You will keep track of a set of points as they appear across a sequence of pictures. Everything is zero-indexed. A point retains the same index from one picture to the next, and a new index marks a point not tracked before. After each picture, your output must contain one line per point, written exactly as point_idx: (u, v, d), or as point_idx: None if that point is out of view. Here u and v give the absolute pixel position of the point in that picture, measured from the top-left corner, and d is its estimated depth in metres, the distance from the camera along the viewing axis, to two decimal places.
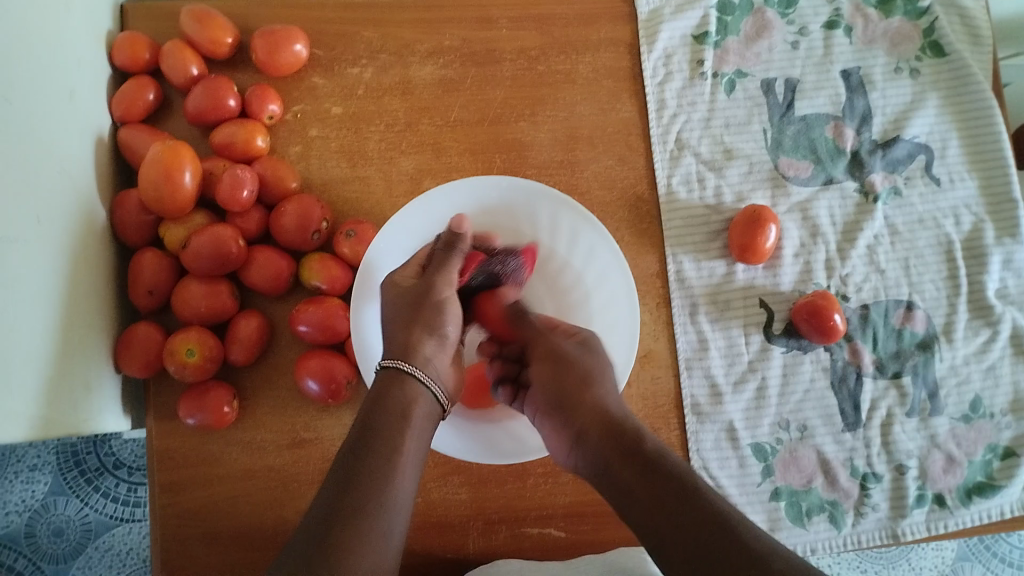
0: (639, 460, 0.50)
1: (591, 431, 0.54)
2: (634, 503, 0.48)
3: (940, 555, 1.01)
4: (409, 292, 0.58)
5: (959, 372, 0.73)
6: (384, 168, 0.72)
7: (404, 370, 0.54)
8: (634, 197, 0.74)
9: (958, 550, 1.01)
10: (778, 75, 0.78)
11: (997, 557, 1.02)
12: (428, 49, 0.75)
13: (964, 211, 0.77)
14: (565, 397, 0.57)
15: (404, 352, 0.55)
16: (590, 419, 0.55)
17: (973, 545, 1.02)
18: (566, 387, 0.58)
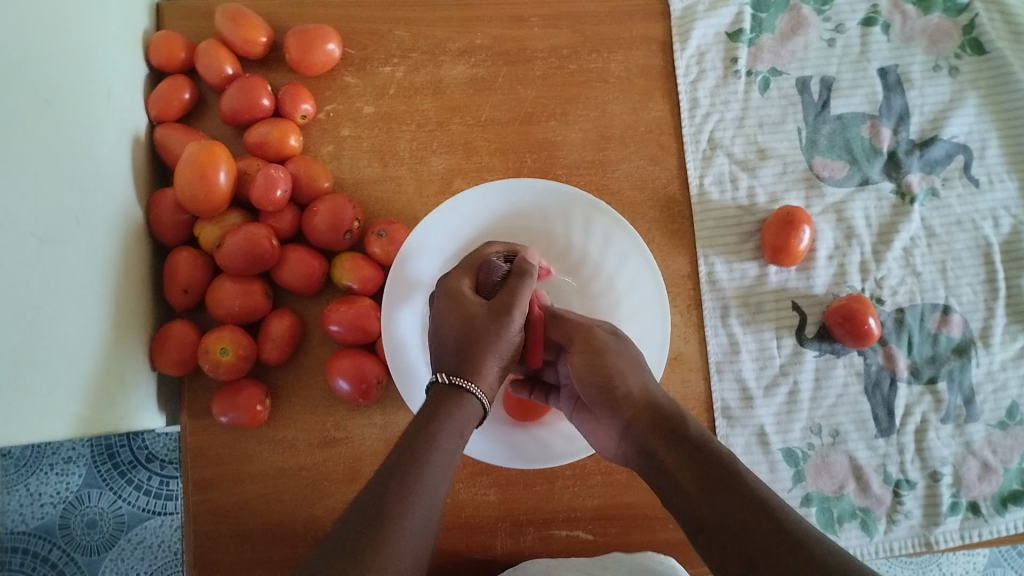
0: (683, 445, 0.50)
1: (637, 418, 0.54)
2: (682, 490, 0.48)
3: (971, 561, 1.00)
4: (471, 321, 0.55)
5: (996, 378, 0.72)
6: (416, 167, 0.72)
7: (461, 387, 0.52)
8: (665, 198, 0.73)
9: (989, 556, 1.01)
10: (814, 73, 0.77)
11: None
12: (459, 48, 0.75)
13: (1003, 213, 0.76)
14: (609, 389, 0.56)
15: (462, 368, 0.53)
16: (635, 410, 0.54)
17: (1006, 552, 1.01)
18: (610, 379, 0.57)
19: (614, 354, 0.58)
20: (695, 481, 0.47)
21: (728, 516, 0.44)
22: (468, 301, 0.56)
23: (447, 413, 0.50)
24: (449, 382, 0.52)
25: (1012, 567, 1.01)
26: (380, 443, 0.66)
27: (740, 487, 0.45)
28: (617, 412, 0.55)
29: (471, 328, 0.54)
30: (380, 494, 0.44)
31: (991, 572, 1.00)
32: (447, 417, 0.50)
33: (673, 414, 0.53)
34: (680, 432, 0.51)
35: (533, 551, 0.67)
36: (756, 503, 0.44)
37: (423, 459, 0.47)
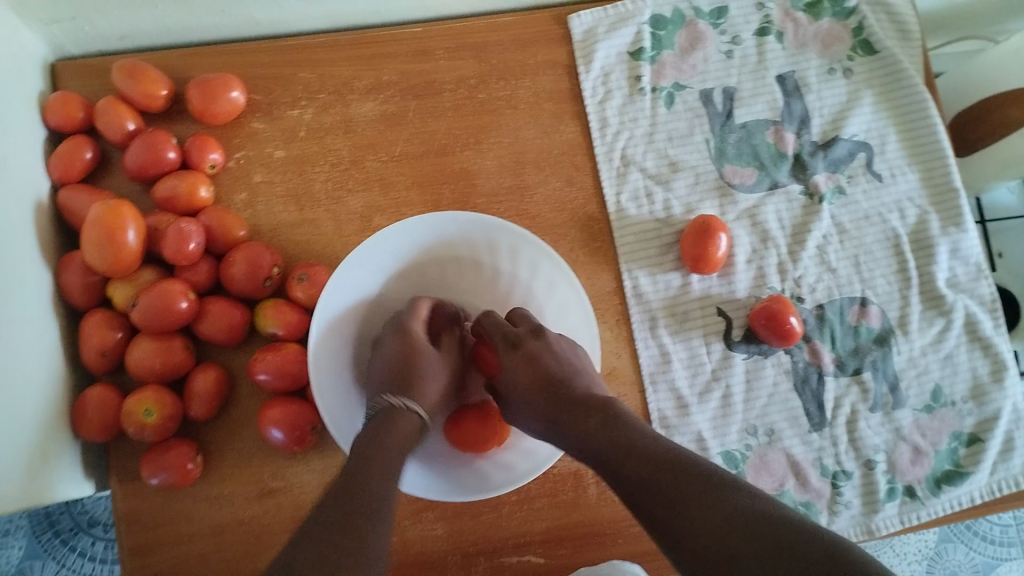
0: (623, 436, 0.51)
1: (588, 416, 0.55)
2: (623, 468, 0.49)
3: (922, 540, 1.03)
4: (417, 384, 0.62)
5: (918, 364, 0.74)
6: (333, 207, 0.71)
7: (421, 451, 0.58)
8: (584, 217, 0.74)
9: (938, 534, 1.04)
10: (715, 85, 0.79)
11: (978, 535, 1.04)
12: (367, 85, 0.75)
13: (908, 204, 0.79)
14: (556, 394, 0.58)
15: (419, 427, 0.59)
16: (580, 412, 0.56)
17: (955, 528, 1.04)
18: (553, 385, 0.59)
19: (547, 353, 0.61)
20: (648, 468, 0.48)
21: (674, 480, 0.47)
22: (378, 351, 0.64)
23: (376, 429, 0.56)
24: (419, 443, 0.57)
25: (964, 541, 1.04)
26: (320, 489, 0.65)
27: (680, 459, 0.48)
28: (567, 414, 0.56)
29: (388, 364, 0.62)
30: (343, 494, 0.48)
31: (942, 548, 1.03)
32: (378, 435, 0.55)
33: (617, 414, 0.54)
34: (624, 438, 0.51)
35: None
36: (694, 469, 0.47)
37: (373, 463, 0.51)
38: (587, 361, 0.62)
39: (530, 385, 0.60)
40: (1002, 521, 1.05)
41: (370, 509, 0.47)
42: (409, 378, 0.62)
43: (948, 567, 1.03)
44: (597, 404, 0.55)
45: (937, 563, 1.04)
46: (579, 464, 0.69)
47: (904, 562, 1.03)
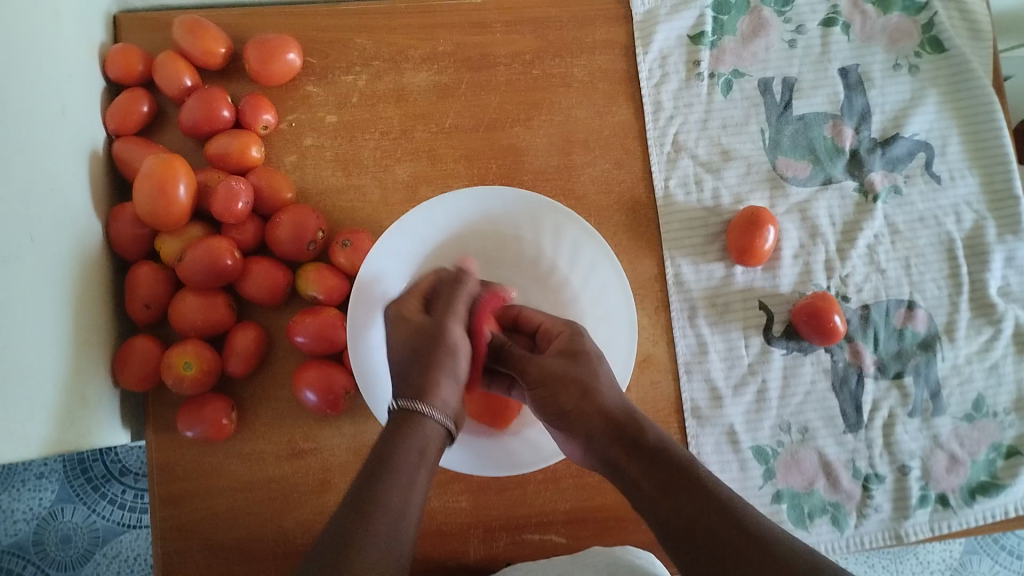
0: (644, 455, 0.51)
1: (599, 430, 0.54)
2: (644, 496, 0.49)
3: (948, 550, 1.02)
4: (417, 337, 0.58)
5: (962, 372, 0.73)
6: (380, 175, 0.71)
7: (422, 412, 0.53)
8: (631, 201, 0.73)
9: (965, 544, 1.02)
10: (776, 74, 0.77)
11: (1004, 549, 1.03)
12: (422, 55, 0.74)
13: (965, 209, 0.76)
14: (568, 408, 0.56)
15: (420, 393, 0.54)
16: (599, 425, 0.54)
17: (982, 540, 1.02)
18: (568, 400, 0.56)
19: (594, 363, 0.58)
20: (665, 497, 0.48)
21: (694, 518, 0.46)
22: (419, 320, 0.59)
23: (408, 434, 0.51)
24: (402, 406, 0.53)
25: (989, 554, 1.02)
26: (349, 454, 0.66)
27: (696, 486, 0.47)
28: (585, 430, 0.54)
29: (429, 354, 0.56)
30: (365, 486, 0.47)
31: (967, 559, 1.02)
32: (408, 442, 0.50)
33: (631, 426, 0.53)
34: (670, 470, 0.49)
35: (506, 556, 0.67)
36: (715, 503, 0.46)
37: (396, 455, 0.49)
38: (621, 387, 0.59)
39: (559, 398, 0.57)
40: None
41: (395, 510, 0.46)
42: (448, 367, 0.56)
43: None
44: (632, 420, 0.54)
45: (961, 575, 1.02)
46: None
47: (927, 570, 1.02)
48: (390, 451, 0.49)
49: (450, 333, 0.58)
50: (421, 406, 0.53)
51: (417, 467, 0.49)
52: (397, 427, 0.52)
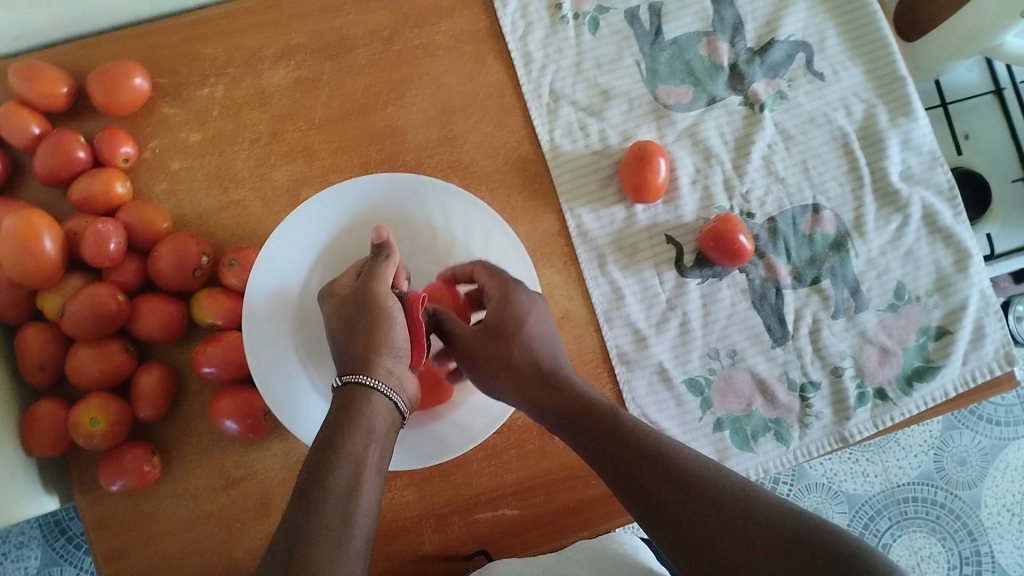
0: (576, 399, 0.53)
1: (524, 376, 0.56)
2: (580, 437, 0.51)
3: (928, 431, 1.15)
4: (348, 301, 0.56)
5: (878, 264, 0.73)
6: (257, 186, 0.68)
7: (365, 383, 0.51)
8: (520, 159, 0.71)
9: (945, 422, 1.16)
10: (640, 2, 0.75)
11: (982, 419, 1.16)
12: (276, 52, 0.70)
13: (854, 100, 0.75)
14: (494, 349, 0.58)
15: (362, 366, 0.52)
16: (522, 370, 0.56)
17: (959, 415, 1.16)
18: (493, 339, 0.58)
19: (521, 324, 0.58)
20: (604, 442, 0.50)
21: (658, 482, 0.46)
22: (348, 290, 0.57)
23: (355, 414, 0.49)
24: (348, 383, 0.51)
25: (969, 427, 1.15)
26: (285, 471, 0.65)
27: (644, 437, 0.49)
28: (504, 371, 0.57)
29: (366, 311, 0.55)
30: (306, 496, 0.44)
31: (948, 436, 1.15)
32: (356, 425, 0.48)
33: (556, 372, 0.56)
34: (608, 421, 0.51)
35: (463, 540, 0.67)
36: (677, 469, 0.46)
37: (337, 460, 0.46)
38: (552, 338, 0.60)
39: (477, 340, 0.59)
40: (1004, 402, 1.17)
41: (345, 519, 0.43)
42: (383, 330, 0.54)
43: (956, 454, 1.15)
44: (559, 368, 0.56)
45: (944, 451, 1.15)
46: None
47: (911, 454, 1.15)
48: (335, 437, 0.47)
49: (380, 297, 0.56)
50: (368, 377, 0.51)
51: (368, 447, 0.48)
52: (343, 408, 0.50)
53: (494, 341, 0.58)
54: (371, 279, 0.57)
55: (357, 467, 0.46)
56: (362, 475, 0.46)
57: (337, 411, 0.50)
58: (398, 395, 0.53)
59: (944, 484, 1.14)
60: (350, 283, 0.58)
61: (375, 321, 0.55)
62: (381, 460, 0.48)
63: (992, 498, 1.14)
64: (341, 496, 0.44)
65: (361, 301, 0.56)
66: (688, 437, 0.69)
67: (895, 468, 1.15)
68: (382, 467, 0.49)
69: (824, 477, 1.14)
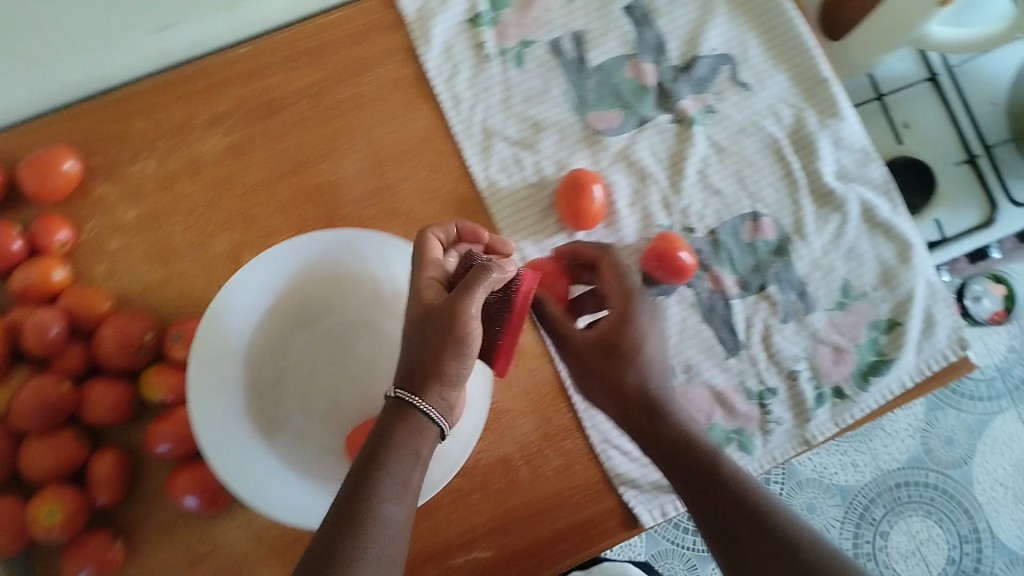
0: (680, 429, 0.59)
1: (631, 399, 0.60)
2: (674, 467, 0.57)
3: (911, 414, 1.17)
4: (430, 315, 0.52)
5: (822, 265, 0.74)
6: (199, 255, 0.69)
7: (413, 404, 0.50)
8: (458, 201, 0.71)
9: (927, 404, 1.16)
10: (563, 32, 0.76)
11: (964, 396, 1.17)
12: (206, 120, 0.70)
13: (782, 106, 0.76)
14: (606, 357, 0.61)
15: (415, 385, 0.50)
16: (631, 391, 0.60)
17: (941, 395, 1.17)
18: (591, 359, 0.61)
19: (638, 348, 0.61)
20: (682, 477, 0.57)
21: (729, 518, 0.53)
22: (438, 299, 0.53)
23: (403, 435, 0.49)
24: (397, 397, 0.50)
25: (952, 405, 1.16)
26: (249, 541, 0.64)
27: (725, 479, 0.55)
28: (618, 381, 0.60)
29: (448, 330, 0.51)
30: (345, 502, 0.46)
31: (932, 416, 1.16)
32: (403, 446, 0.49)
33: (658, 399, 0.60)
34: (709, 469, 0.56)
35: None
36: (751, 513, 0.53)
37: (379, 478, 0.47)
38: (664, 355, 0.63)
39: (585, 343, 0.62)
40: (985, 376, 1.17)
41: (380, 527, 0.45)
42: (459, 354, 0.51)
43: (943, 433, 1.16)
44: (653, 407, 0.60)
45: (931, 433, 1.16)
46: (502, 450, 0.69)
47: (898, 439, 1.16)
48: (382, 449, 0.48)
49: (466, 318, 0.51)
50: (423, 403, 0.50)
51: (414, 467, 0.49)
52: (392, 425, 0.49)
53: (608, 360, 0.61)
54: (463, 296, 0.52)
55: (399, 483, 0.48)
56: (402, 493, 0.47)
57: (380, 426, 0.50)
58: (445, 419, 0.51)
59: (934, 465, 1.14)
60: (436, 296, 0.54)
61: (450, 344, 0.51)
62: (421, 482, 0.49)
63: (984, 475, 1.14)
64: (379, 508, 0.46)
65: (444, 313, 0.51)
66: (649, 459, 0.72)
67: (883, 455, 1.15)
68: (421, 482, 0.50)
69: (812, 472, 1.14)
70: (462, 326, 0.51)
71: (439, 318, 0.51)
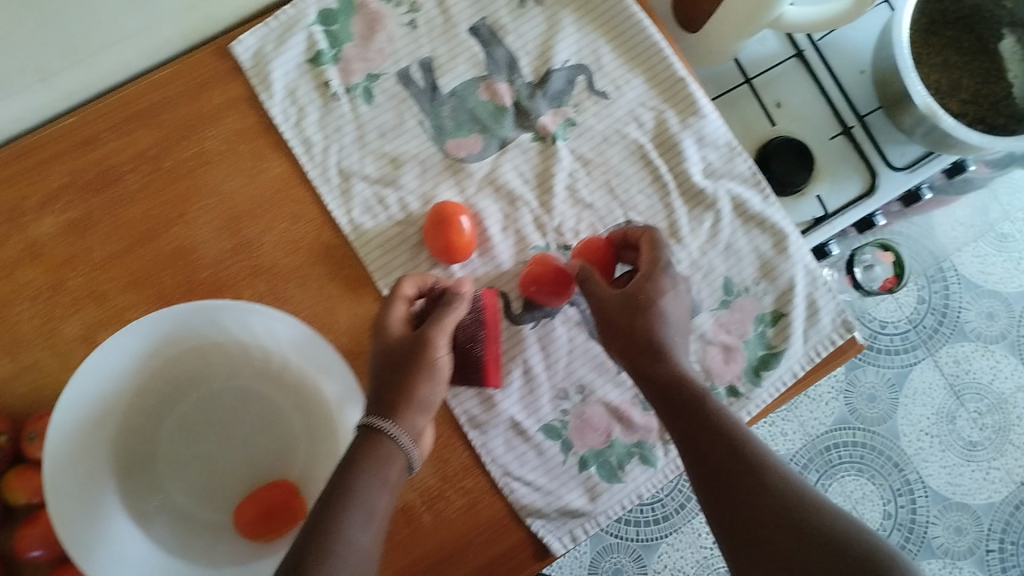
0: (677, 385, 0.56)
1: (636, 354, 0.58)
2: (672, 412, 0.55)
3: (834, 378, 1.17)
4: (399, 348, 0.56)
5: (701, 265, 0.73)
6: (49, 342, 0.65)
7: (382, 429, 0.52)
8: (322, 248, 0.69)
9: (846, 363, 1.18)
10: (410, 61, 0.74)
11: (881, 352, 1.18)
12: (38, 201, 0.67)
13: (642, 110, 0.75)
14: (629, 309, 0.59)
15: (383, 411, 0.53)
16: (647, 338, 0.58)
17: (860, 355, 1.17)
18: (613, 311, 0.60)
19: (659, 302, 0.59)
20: (681, 424, 0.54)
21: (728, 468, 0.51)
22: (403, 335, 0.57)
23: (369, 461, 0.50)
24: (370, 424, 0.53)
25: (871, 362, 1.18)
26: None
27: (726, 432, 0.52)
28: (630, 329, 0.59)
29: (415, 358, 0.55)
30: (312, 527, 0.47)
31: (853, 376, 1.17)
32: (370, 471, 0.50)
33: (662, 351, 0.58)
34: (698, 408, 0.54)
35: None
36: (754, 467, 0.50)
37: (344, 505, 0.48)
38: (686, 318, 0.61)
39: (616, 300, 0.61)
40: (898, 331, 1.18)
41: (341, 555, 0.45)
42: (425, 389, 0.55)
43: (865, 390, 1.17)
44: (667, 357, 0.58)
45: (854, 392, 1.17)
46: (401, 498, 0.65)
47: (824, 403, 1.17)
48: (347, 475, 0.49)
49: (432, 352, 0.55)
50: (393, 426, 0.52)
51: (380, 491, 0.50)
52: (361, 450, 0.51)
53: (631, 314, 0.59)
54: (430, 329, 0.56)
55: (360, 509, 0.48)
56: (367, 519, 0.48)
57: (350, 452, 0.51)
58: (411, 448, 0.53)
59: (860, 424, 1.16)
60: (401, 333, 0.57)
61: (417, 375, 0.54)
62: (389, 507, 0.50)
63: (908, 426, 1.16)
64: (339, 534, 0.46)
65: (410, 346, 0.55)
66: (555, 484, 0.68)
67: (810, 420, 1.16)
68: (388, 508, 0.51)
69: None
70: (428, 361, 0.55)
71: (408, 350, 0.55)
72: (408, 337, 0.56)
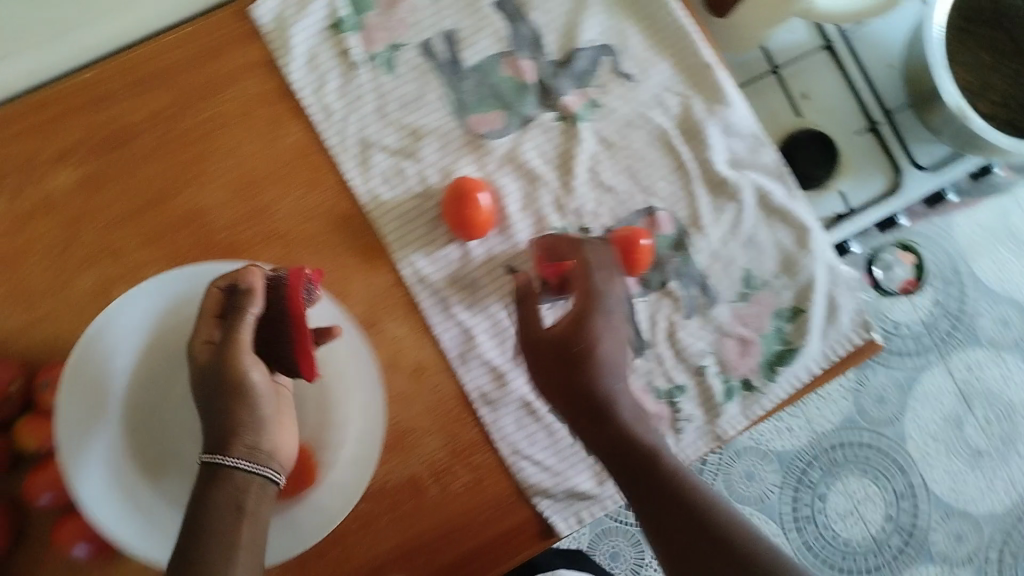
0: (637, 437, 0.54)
1: (573, 404, 0.56)
2: (628, 467, 0.54)
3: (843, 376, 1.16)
4: (208, 380, 0.51)
5: (721, 256, 0.72)
6: (63, 295, 0.64)
7: (227, 465, 0.48)
8: (339, 217, 0.68)
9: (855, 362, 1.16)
10: (433, 33, 0.73)
11: (894, 353, 1.16)
12: (53, 154, 0.66)
13: (667, 95, 0.74)
14: (565, 356, 0.56)
15: (223, 444, 0.49)
16: (585, 388, 0.55)
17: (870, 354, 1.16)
18: (560, 351, 0.57)
19: (594, 348, 0.56)
20: (638, 482, 0.53)
21: (688, 531, 0.50)
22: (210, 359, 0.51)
23: (218, 494, 0.47)
24: (212, 461, 0.49)
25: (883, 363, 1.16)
26: None
27: (687, 492, 0.52)
28: (565, 380, 0.56)
29: (225, 384, 0.50)
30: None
31: (863, 375, 1.16)
32: (222, 508, 0.47)
33: (601, 401, 0.55)
34: (654, 469, 0.53)
35: None
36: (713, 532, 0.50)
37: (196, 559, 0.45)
38: (625, 361, 0.58)
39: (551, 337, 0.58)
40: (913, 332, 1.16)
41: None
42: (255, 408, 0.51)
43: (874, 391, 1.15)
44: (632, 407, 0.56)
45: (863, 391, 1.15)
46: (411, 470, 0.65)
47: (833, 402, 1.15)
48: (199, 523, 0.46)
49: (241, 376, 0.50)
50: (228, 458, 0.49)
51: (238, 524, 0.47)
52: (208, 493, 0.48)
53: (571, 365, 0.56)
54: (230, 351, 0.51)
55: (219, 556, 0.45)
56: (231, 555, 0.46)
57: (197, 497, 0.48)
58: (269, 468, 0.50)
59: (867, 424, 1.14)
60: (208, 355, 0.52)
61: (238, 405, 0.50)
62: (257, 535, 0.48)
63: (916, 430, 1.14)
64: None
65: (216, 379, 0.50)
66: (563, 466, 0.68)
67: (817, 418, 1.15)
68: (262, 540, 0.48)
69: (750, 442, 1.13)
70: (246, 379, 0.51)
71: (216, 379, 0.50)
72: (212, 368, 0.51)
